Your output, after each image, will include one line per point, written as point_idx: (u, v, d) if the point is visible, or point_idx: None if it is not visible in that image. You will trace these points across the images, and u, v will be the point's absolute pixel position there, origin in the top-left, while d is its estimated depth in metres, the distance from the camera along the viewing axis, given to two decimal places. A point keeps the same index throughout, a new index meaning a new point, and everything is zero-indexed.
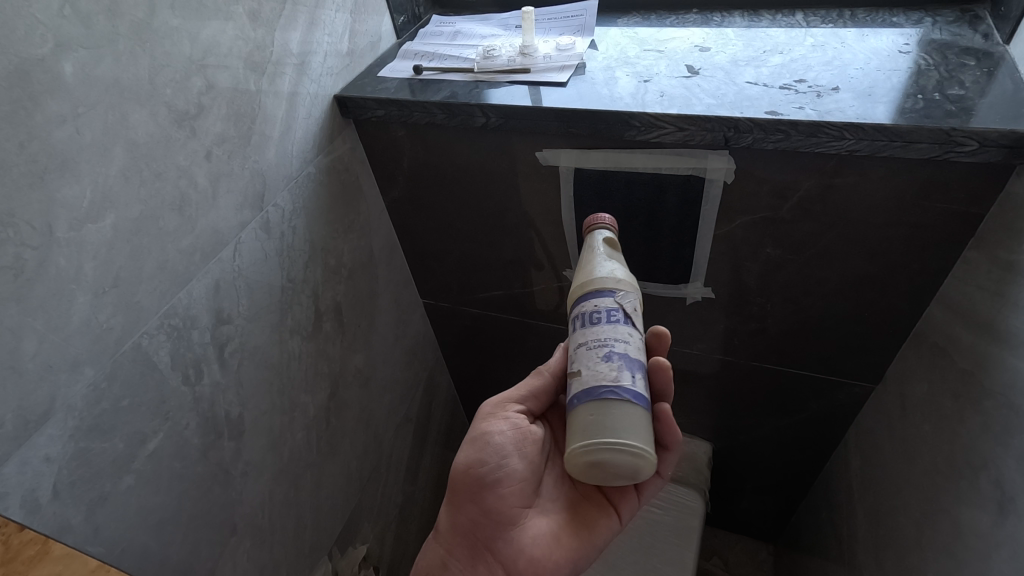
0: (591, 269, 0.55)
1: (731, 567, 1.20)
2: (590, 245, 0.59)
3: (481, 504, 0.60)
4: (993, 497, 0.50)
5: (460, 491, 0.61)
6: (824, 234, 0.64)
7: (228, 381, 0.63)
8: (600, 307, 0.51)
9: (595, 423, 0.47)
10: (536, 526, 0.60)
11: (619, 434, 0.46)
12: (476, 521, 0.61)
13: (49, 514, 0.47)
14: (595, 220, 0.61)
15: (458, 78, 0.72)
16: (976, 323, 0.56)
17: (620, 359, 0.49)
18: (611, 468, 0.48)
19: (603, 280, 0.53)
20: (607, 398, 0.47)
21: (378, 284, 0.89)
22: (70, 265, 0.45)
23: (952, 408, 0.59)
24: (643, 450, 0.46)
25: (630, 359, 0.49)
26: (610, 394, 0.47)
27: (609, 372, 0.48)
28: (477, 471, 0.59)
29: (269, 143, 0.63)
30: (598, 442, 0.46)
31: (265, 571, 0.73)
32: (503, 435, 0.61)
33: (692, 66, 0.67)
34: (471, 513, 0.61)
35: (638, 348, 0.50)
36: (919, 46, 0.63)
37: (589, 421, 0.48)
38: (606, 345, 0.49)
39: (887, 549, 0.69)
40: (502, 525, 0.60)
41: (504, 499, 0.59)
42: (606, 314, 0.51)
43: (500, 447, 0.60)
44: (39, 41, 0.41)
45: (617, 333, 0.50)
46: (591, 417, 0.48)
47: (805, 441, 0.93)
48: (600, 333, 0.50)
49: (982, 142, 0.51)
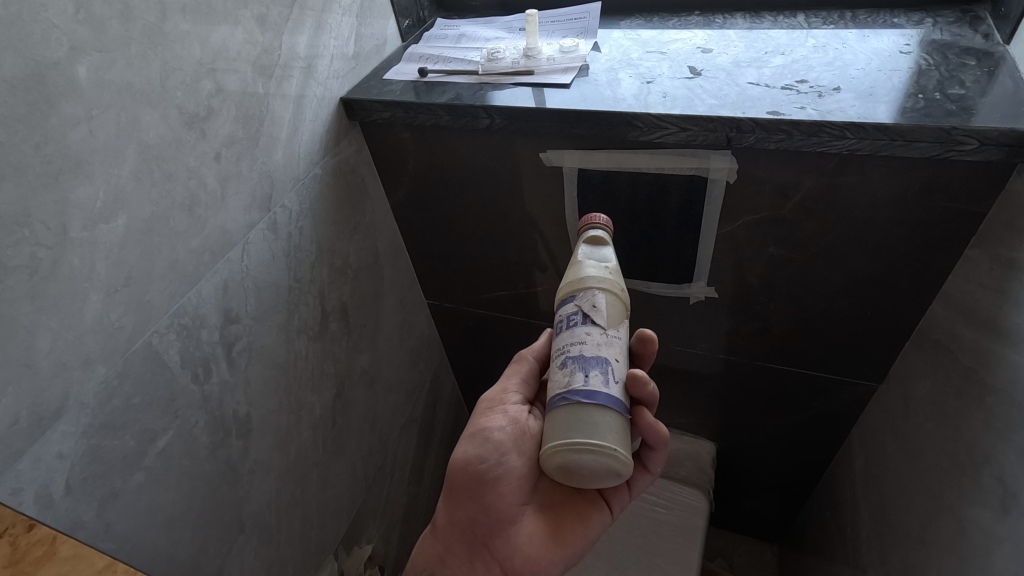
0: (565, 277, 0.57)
1: (736, 568, 1.21)
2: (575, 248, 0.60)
3: (479, 503, 0.59)
4: (995, 493, 0.51)
5: (458, 489, 0.60)
6: (826, 233, 0.64)
7: (236, 380, 0.64)
8: (561, 315, 0.53)
9: (553, 428, 0.49)
10: (533, 524, 0.60)
11: (574, 435, 0.47)
12: (474, 520, 0.60)
13: (62, 509, 0.47)
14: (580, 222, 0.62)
15: (462, 80, 0.73)
16: (978, 321, 0.57)
17: (571, 362, 0.49)
18: (581, 467, 0.48)
19: (566, 289, 0.55)
20: (560, 405, 0.49)
21: (383, 284, 0.90)
22: (84, 264, 0.46)
23: (955, 405, 0.59)
24: (594, 445, 0.47)
25: (586, 359, 0.49)
26: (561, 399, 0.49)
27: (560, 378, 0.50)
28: (476, 470, 0.58)
29: (277, 145, 0.64)
30: (553, 447, 0.48)
31: (273, 569, 0.73)
32: (503, 430, 0.59)
33: (694, 67, 0.67)
34: (470, 511, 0.60)
35: (599, 345, 0.50)
36: (920, 46, 0.64)
37: (550, 426, 0.49)
38: (564, 353, 0.51)
39: (891, 548, 0.69)
40: (501, 523, 0.60)
41: (504, 498, 0.58)
42: (566, 320, 0.52)
43: (502, 444, 0.58)
44: (55, 45, 0.42)
45: (572, 338, 0.51)
46: (552, 423, 0.49)
47: (809, 441, 0.93)
48: (562, 342, 0.52)
49: (983, 140, 0.51)
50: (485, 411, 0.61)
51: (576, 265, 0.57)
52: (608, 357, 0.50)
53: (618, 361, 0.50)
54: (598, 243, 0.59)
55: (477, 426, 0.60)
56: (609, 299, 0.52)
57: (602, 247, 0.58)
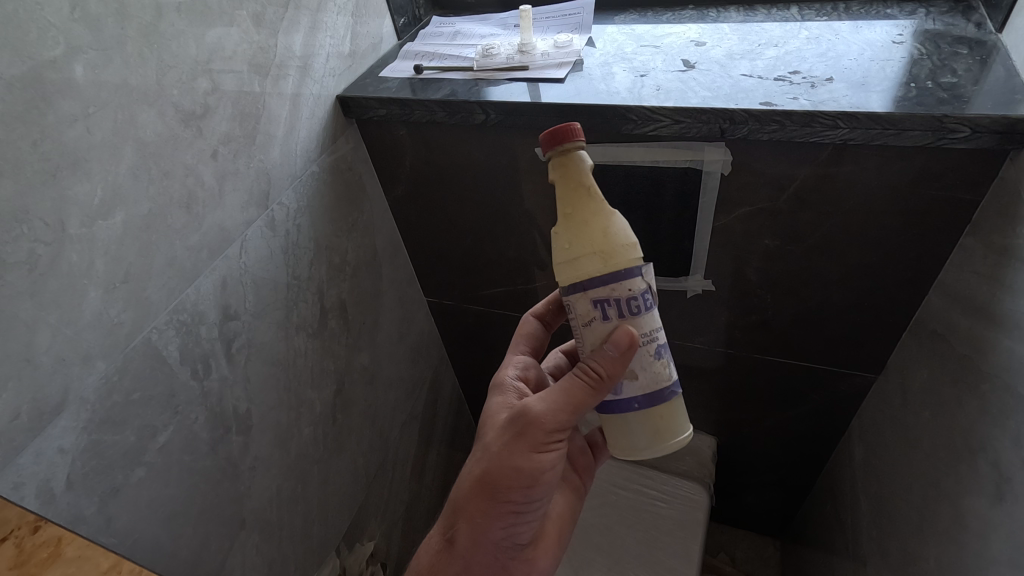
0: (607, 227, 0.45)
1: (739, 563, 1.21)
2: (576, 180, 0.45)
3: (510, 529, 0.57)
4: (990, 480, 0.51)
5: (490, 518, 0.55)
6: (820, 223, 0.64)
7: (236, 376, 0.64)
8: (637, 293, 0.46)
9: (665, 424, 0.49)
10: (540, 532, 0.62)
11: (682, 430, 0.50)
12: (499, 544, 0.58)
13: (63, 504, 0.48)
14: (574, 136, 0.46)
15: (457, 76, 0.74)
16: (973, 309, 0.57)
17: (667, 353, 0.49)
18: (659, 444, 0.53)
19: (630, 252, 0.45)
20: (670, 398, 0.50)
21: (382, 282, 0.90)
22: (82, 260, 0.47)
23: (950, 393, 0.59)
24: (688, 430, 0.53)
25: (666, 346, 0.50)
26: (671, 393, 0.50)
27: (664, 372, 0.49)
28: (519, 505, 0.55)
29: (274, 143, 0.65)
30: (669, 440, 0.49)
31: (274, 565, 0.74)
32: (553, 466, 0.55)
33: (688, 60, 0.67)
34: (499, 537, 0.57)
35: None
36: (913, 36, 0.64)
37: (655, 422, 0.49)
38: (654, 340, 0.48)
39: (890, 538, 0.69)
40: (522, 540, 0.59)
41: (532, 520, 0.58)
42: (644, 300, 0.47)
43: (551, 479, 0.55)
44: (51, 43, 0.43)
45: (657, 323, 0.48)
46: (659, 418, 0.49)
47: (808, 434, 0.93)
48: (646, 326, 0.47)
49: (975, 128, 0.51)
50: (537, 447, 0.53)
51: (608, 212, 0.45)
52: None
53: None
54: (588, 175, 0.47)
55: (528, 462, 0.53)
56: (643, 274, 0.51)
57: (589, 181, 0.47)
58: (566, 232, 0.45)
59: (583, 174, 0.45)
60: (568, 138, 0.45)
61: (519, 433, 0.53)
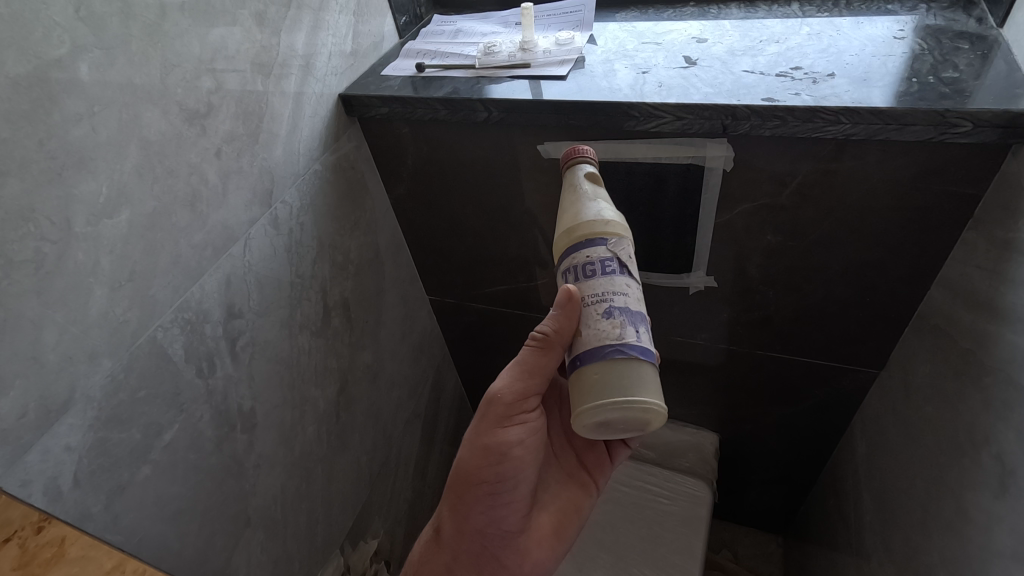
0: (575, 214, 0.52)
1: (741, 559, 1.21)
2: (570, 185, 0.56)
3: (491, 515, 0.59)
4: (993, 473, 0.51)
5: (467, 500, 0.59)
6: (822, 219, 0.65)
7: (240, 374, 0.64)
8: (592, 258, 0.49)
9: (602, 382, 0.45)
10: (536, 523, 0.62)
11: (624, 393, 0.45)
12: (483, 529, 0.60)
13: (71, 501, 0.48)
14: (576, 154, 0.58)
15: (459, 74, 0.74)
16: (976, 303, 0.57)
17: (622, 314, 0.46)
18: (623, 421, 0.47)
19: (587, 228, 0.50)
20: (613, 356, 0.45)
21: (384, 280, 0.90)
22: (88, 259, 0.47)
23: (953, 387, 0.59)
24: (652, 405, 0.45)
25: (631, 313, 0.47)
26: (616, 352, 0.45)
27: (609, 331, 0.46)
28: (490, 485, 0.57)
29: (277, 141, 0.65)
30: (610, 399, 0.45)
31: (279, 563, 0.74)
32: (521, 444, 0.57)
33: (689, 57, 0.68)
34: (481, 521, 0.60)
35: (637, 299, 0.48)
36: (914, 32, 0.64)
37: (590, 379, 0.46)
38: (605, 299, 0.47)
39: (894, 532, 0.69)
40: (510, 529, 0.60)
41: (516, 507, 0.59)
42: (600, 265, 0.48)
43: (519, 458, 0.57)
44: (56, 42, 0.43)
45: (614, 286, 0.47)
46: (595, 376, 0.46)
47: (810, 430, 0.93)
48: (598, 287, 0.48)
49: (977, 122, 0.51)
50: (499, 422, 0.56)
51: (587, 204, 0.53)
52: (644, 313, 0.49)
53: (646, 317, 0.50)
54: (593, 184, 0.56)
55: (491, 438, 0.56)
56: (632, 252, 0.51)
57: (597, 189, 0.56)
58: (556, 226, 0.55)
59: (577, 181, 0.56)
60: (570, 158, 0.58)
61: (483, 412, 0.57)
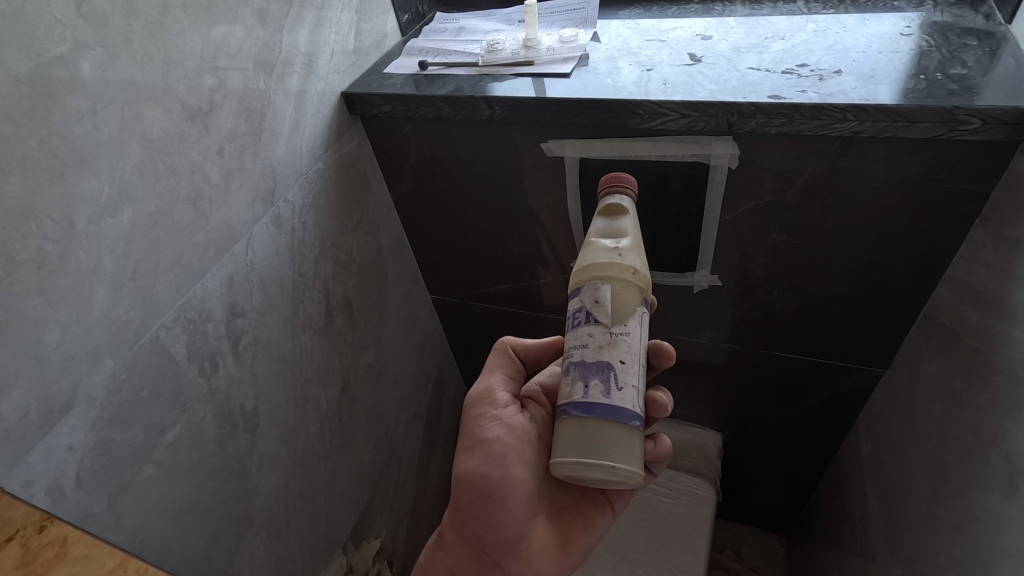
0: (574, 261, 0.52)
1: (744, 559, 1.21)
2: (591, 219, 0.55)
3: (486, 521, 0.57)
4: (1002, 473, 0.50)
5: (462, 506, 0.58)
6: (827, 217, 0.64)
7: (243, 374, 0.64)
8: (567, 312, 0.50)
9: (551, 442, 0.48)
10: (540, 533, 0.59)
11: (578, 452, 0.46)
12: (482, 535, 0.59)
13: (73, 501, 0.48)
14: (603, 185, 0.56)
15: (462, 72, 0.73)
16: (984, 302, 0.57)
17: (574, 369, 0.47)
18: (591, 477, 0.47)
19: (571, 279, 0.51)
20: (561, 417, 0.47)
21: (386, 279, 0.90)
22: (90, 258, 0.46)
23: (960, 386, 0.59)
24: (594, 464, 0.45)
25: (587, 366, 0.47)
26: (563, 412, 0.47)
27: (564, 389, 0.48)
28: (480, 489, 0.56)
29: (280, 139, 0.65)
30: (555, 461, 0.47)
31: (282, 563, 0.74)
32: (502, 442, 0.57)
33: (694, 54, 0.67)
34: (478, 529, 0.58)
35: (600, 348, 0.47)
36: (921, 28, 0.64)
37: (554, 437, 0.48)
38: (568, 356, 0.49)
39: (900, 533, 0.69)
40: (510, 537, 0.58)
41: (512, 513, 0.57)
42: (571, 318, 0.50)
43: (503, 457, 0.56)
44: (58, 39, 0.43)
45: (575, 340, 0.48)
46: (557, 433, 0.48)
47: (814, 429, 0.93)
48: (567, 342, 0.49)
49: (985, 119, 0.51)
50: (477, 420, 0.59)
51: (587, 245, 0.52)
52: (611, 361, 0.46)
53: (624, 363, 0.46)
54: (618, 212, 0.53)
55: (471, 437, 0.58)
56: (616, 291, 0.48)
57: (620, 217, 0.53)
58: None
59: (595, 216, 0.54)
60: (603, 186, 0.56)
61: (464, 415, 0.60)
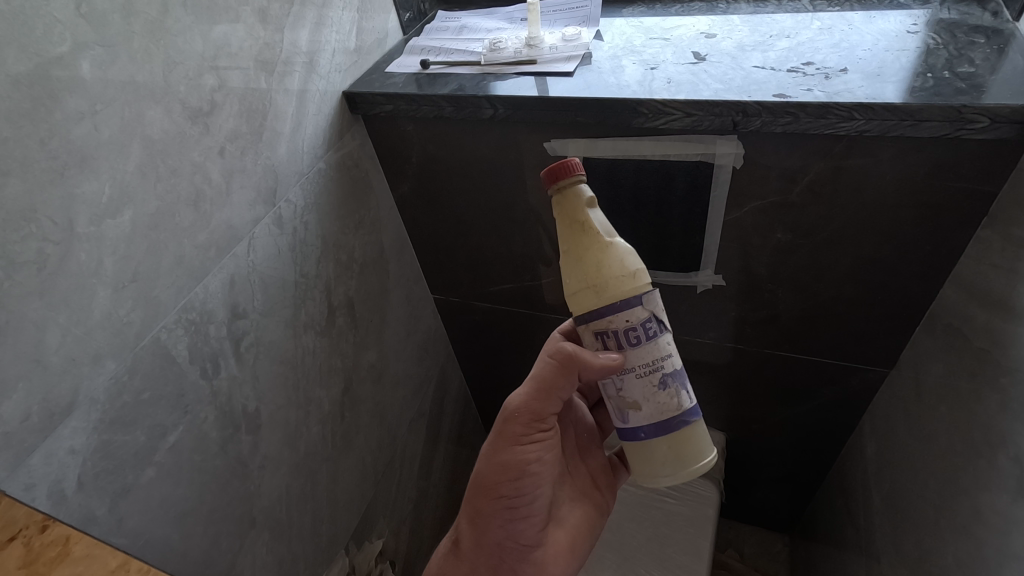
0: (607, 261, 0.47)
1: (747, 558, 1.20)
2: (577, 214, 0.48)
3: (509, 530, 0.58)
4: (1010, 475, 0.50)
5: (485, 515, 0.57)
6: (833, 217, 0.64)
7: (245, 375, 0.64)
8: (634, 324, 0.48)
9: (675, 452, 0.51)
10: (554, 540, 0.60)
11: (697, 457, 0.51)
12: (502, 546, 0.58)
13: (74, 504, 0.47)
14: (569, 170, 0.49)
15: (464, 71, 0.73)
16: (992, 302, 0.56)
17: (675, 380, 0.49)
18: None
19: (625, 283, 0.47)
20: (680, 426, 0.50)
21: (388, 279, 0.90)
22: (91, 260, 0.46)
23: (967, 387, 0.59)
24: (712, 455, 0.52)
25: (682, 372, 0.50)
26: (681, 421, 0.50)
27: (671, 402, 0.49)
28: (509, 500, 0.56)
29: (281, 139, 0.64)
30: (685, 467, 0.51)
31: (284, 564, 0.74)
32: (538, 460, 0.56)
33: (698, 52, 0.67)
34: (498, 538, 0.58)
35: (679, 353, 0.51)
36: (927, 26, 0.63)
37: (661, 453, 0.51)
38: (657, 369, 0.49)
39: (905, 534, 0.68)
40: (527, 545, 0.59)
41: (533, 524, 0.58)
42: (644, 329, 0.48)
43: (538, 475, 0.57)
44: (57, 39, 0.42)
45: (662, 351, 0.49)
46: (665, 449, 0.51)
47: (818, 429, 0.93)
48: (648, 356, 0.48)
49: (994, 118, 0.51)
50: (519, 438, 0.56)
51: (606, 246, 0.47)
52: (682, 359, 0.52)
53: None
54: (594, 206, 0.49)
55: (510, 453, 0.56)
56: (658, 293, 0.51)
57: (595, 211, 0.49)
58: (569, 266, 0.49)
59: (579, 211, 0.48)
60: (554, 178, 0.49)
61: (500, 429, 0.56)
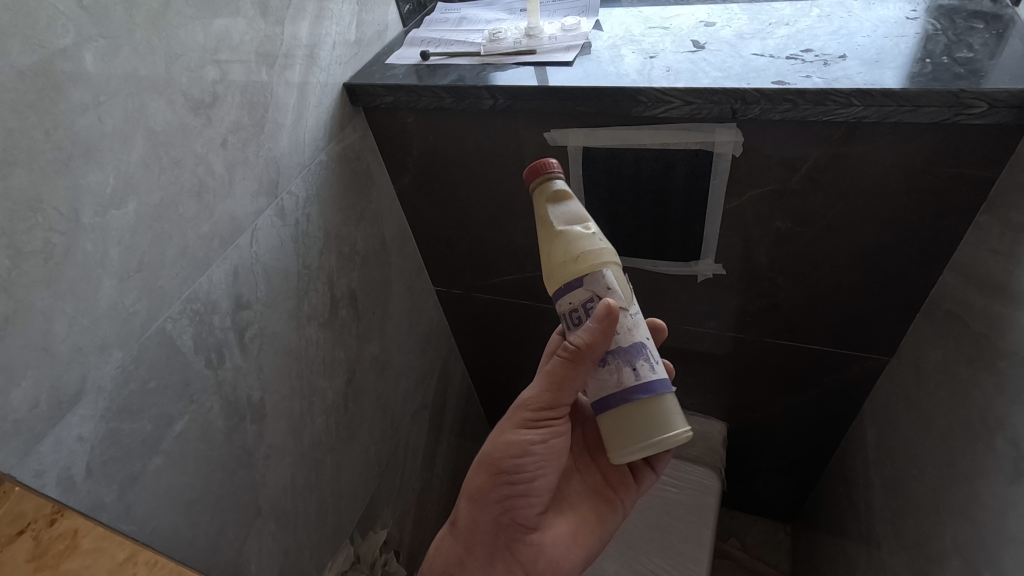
0: (556, 253, 0.50)
1: (749, 548, 1.21)
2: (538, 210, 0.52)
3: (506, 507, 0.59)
4: (1008, 458, 0.50)
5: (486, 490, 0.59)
6: (832, 203, 0.64)
7: (249, 365, 0.64)
8: (575, 306, 0.50)
9: (626, 426, 0.50)
10: (555, 525, 0.60)
11: (652, 433, 0.49)
12: (500, 522, 0.59)
13: (84, 492, 0.48)
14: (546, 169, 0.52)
15: (464, 62, 0.73)
16: (990, 286, 0.56)
17: (614, 358, 0.50)
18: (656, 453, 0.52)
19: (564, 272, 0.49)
20: (623, 403, 0.50)
21: (390, 271, 0.90)
22: (96, 249, 0.47)
23: (966, 372, 0.59)
24: (669, 434, 0.49)
25: (627, 351, 0.50)
26: (620, 399, 0.50)
27: (609, 377, 0.50)
28: (508, 477, 0.58)
29: (283, 132, 0.65)
30: (640, 444, 0.49)
31: (290, 552, 0.75)
32: (541, 441, 0.57)
33: (697, 41, 0.67)
34: (495, 514, 0.59)
35: (630, 331, 0.50)
36: (926, 12, 0.63)
37: (611, 426, 0.51)
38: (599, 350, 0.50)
39: (905, 519, 0.69)
40: (525, 526, 0.59)
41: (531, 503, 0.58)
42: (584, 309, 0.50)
43: (540, 455, 0.57)
44: (61, 31, 0.43)
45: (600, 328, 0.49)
46: (616, 423, 0.50)
47: (819, 418, 0.93)
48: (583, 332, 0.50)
49: (992, 102, 0.51)
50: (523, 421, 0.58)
51: (558, 236, 0.50)
52: (642, 340, 0.50)
53: (648, 338, 0.51)
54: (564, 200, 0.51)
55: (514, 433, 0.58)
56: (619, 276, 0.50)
57: (567, 203, 0.51)
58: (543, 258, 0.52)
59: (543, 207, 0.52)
60: (531, 178, 0.53)
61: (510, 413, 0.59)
